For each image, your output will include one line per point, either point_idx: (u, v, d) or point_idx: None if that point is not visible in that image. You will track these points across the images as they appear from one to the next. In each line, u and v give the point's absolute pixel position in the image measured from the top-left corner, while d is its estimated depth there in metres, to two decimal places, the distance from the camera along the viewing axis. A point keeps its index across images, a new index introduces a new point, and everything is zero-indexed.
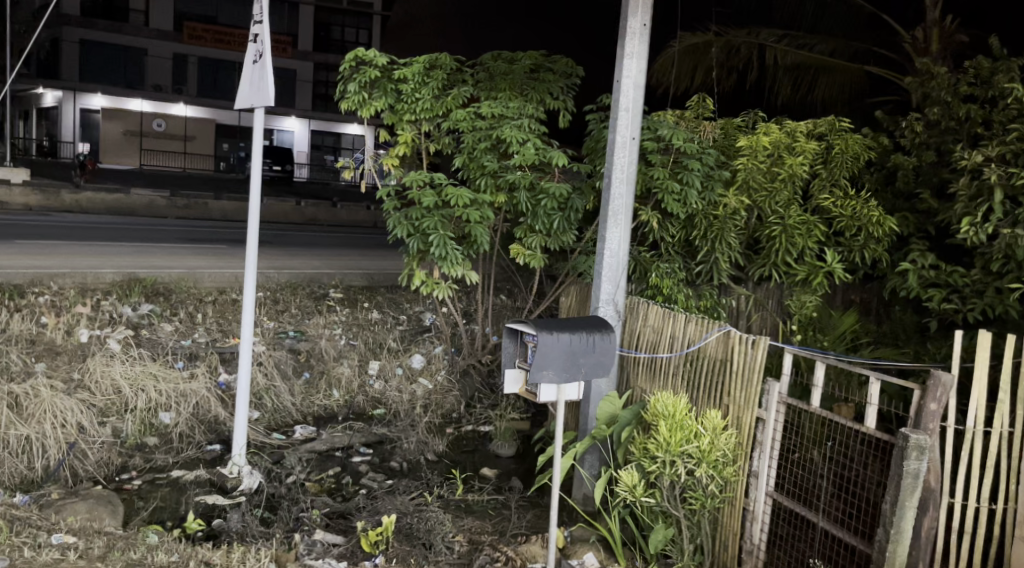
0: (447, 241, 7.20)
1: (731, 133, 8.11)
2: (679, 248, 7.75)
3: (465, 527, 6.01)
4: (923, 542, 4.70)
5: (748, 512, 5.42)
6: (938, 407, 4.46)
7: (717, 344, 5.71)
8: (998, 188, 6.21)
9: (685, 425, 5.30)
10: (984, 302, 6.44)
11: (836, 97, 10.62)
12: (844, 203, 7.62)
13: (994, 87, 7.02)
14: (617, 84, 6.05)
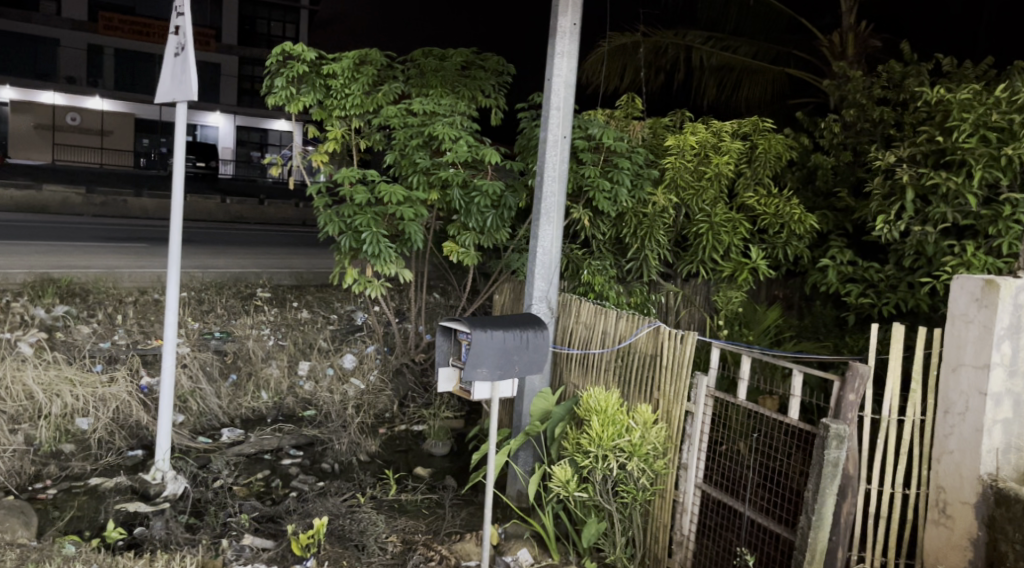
0: (380, 239, 7.13)
1: (660, 132, 8.26)
2: (611, 247, 7.89)
3: (398, 528, 5.96)
4: (842, 528, 4.89)
5: (677, 504, 5.56)
6: (856, 397, 4.66)
7: (647, 339, 5.83)
8: (910, 188, 6.48)
9: (616, 420, 5.39)
10: (898, 296, 6.70)
11: (758, 98, 11.00)
12: (768, 201, 7.87)
13: (906, 90, 7.36)
14: (548, 83, 6.12)
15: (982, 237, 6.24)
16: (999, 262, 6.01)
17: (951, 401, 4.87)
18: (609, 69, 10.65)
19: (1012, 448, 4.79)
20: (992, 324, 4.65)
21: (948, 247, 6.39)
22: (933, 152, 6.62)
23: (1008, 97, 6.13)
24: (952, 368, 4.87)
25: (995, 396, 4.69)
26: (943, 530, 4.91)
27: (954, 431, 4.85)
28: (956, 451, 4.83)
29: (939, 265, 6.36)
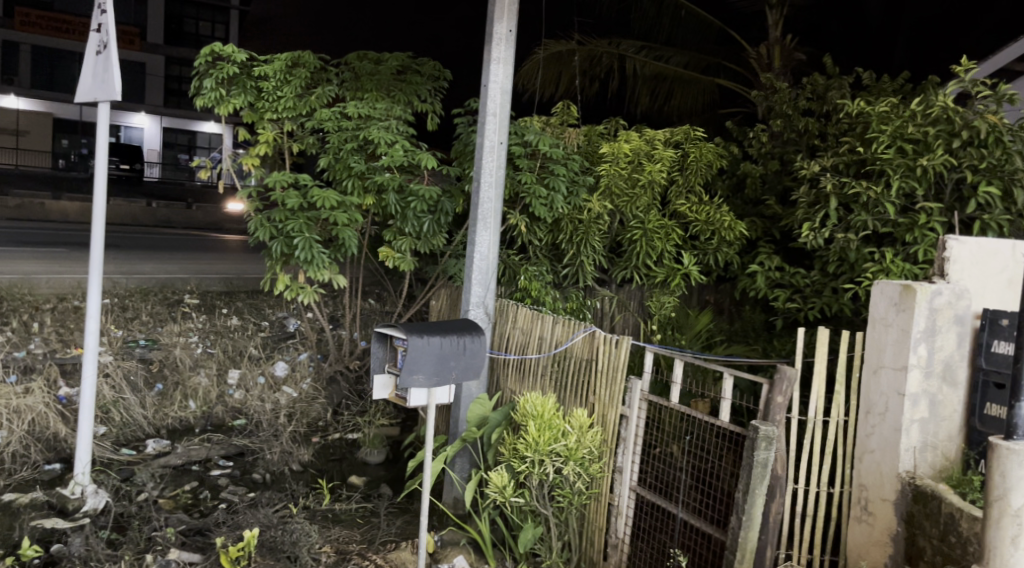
0: (313, 244, 6.96)
1: (595, 139, 8.35)
2: (547, 252, 7.92)
3: (332, 538, 5.87)
4: (771, 527, 5.02)
5: (612, 507, 5.64)
6: (783, 399, 4.81)
7: (583, 344, 5.88)
8: (833, 196, 6.73)
9: (553, 425, 5.41)
10: (823, 301, 6.90)
11: (689, 108, 11.25)
12: (699, 208, 8.04)
13: (829, 102, 7.70)
14: (484, 89, 6.14)
15: (900, 244, 6.49)
16: (915, 269, 6.20)
17: (873, 402, 5.06)
18: (544, 77, 10.73)
19: (929, 447, 4.99)
20: (910, 327, 4.86)
21: (869, 253, 6.57)
22: (854, 163, 6.89)
23: (923, 110, 6.43)
24: (873, 370, 5.08)
25: (913, 397, 4.89)
26: (865, 526, 5.08)
27: (876, 431, 5.04)
28: (878, 450, 5.02)
29: (861, 270, 6.58)
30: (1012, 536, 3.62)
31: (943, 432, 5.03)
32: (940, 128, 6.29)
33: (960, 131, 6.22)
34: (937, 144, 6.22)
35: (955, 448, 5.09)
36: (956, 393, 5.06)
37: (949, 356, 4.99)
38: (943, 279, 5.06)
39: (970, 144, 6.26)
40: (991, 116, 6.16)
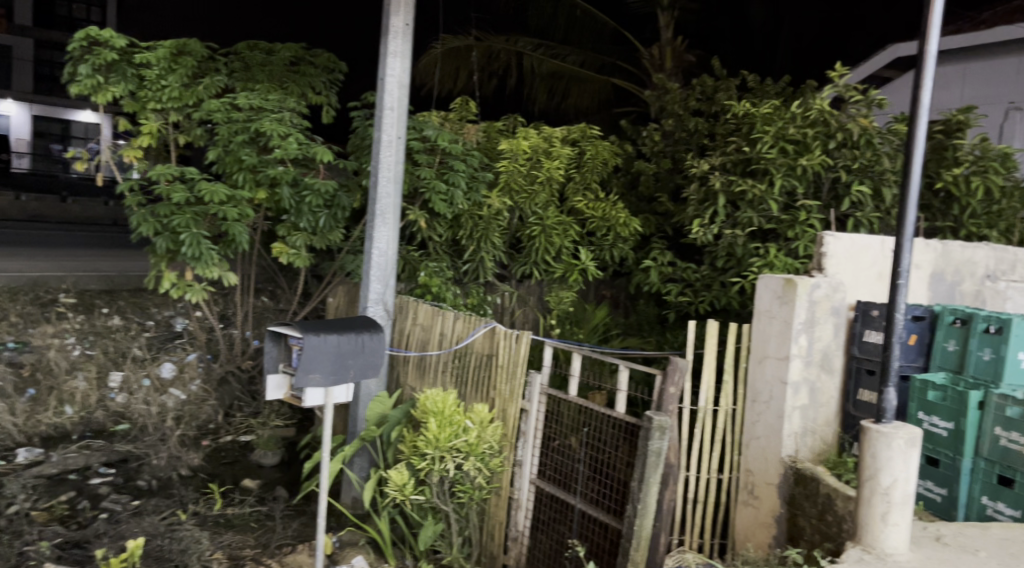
0: (201, 240, 6.68)
1: (493, 136, 8.38)
2: (446, 247, 7.87)
3: (224, 543, 5.67)
4: (664, 513, 5.19)
5: (513, 500, 5.78)
6: (676, 389, 5.00)
7: (483, 340, 5.94)
8: (721, 193, 7.00)
9: (453, 421, 5.38)
10: (713, 295, 7.16)
11: (584, 105, 11.45)
12: (595, 205, 8.18)
13: (717, 103, 8.16)
14: (382, 82, 6.11)
15: (783, 240, 6.79)
16: (796, 263, 6.45)
17: (758, 390, 5.31)
18: (442, 71, 10.73)
19: (809, 432, 5.28)
20: (792, 318, 5.12)
21: (755, 248, 6.83)
22: (741, 162, 7.19)
23: (802, 113, 6.79)
24: (759, 360, 5.32)
25: (795, 385, 5.16)
26: (751, 509, 5.34)
27: (760, 418, 5.30)
28: (763, 436, 5.28)
29: (747, 265, 6.84)
30: (882, 512, 4.09)
31: (821, 418, 5.33)
32: (818, 129, 6.69)
33: (835, 132, 6.64)
34: (816, 145, 6.60)
35: (832, 433, 5.40)
36: (834, 380, 5.37)
37: (826, 346, 5.30)
38: (821, 273, 5.36)
39: (843, 145, 6.70)
40: (863, 120, 6.62)
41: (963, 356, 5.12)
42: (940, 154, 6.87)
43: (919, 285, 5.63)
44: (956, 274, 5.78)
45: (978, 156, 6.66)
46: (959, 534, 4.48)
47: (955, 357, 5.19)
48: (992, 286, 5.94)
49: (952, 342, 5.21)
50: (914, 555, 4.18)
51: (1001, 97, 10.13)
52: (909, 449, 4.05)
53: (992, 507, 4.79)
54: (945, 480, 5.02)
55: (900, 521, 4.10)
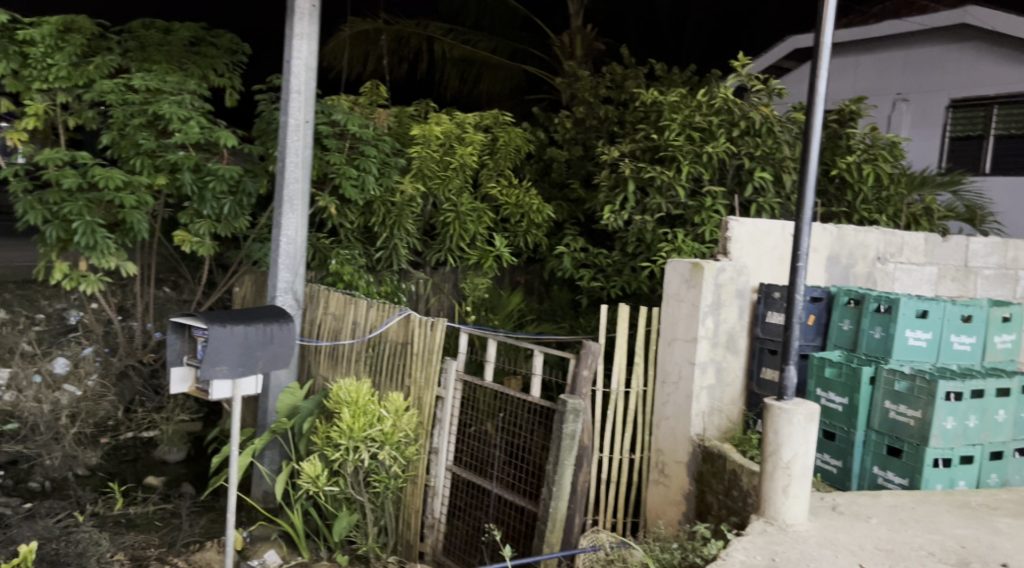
0: (96, 229, 6.35)
1: (405, 120, 8.27)
2: (358, 234, 7.72)
3: (126, 544, 5.45)
4: (579, 495, 5.27)
5: (429, 488, 5.77)
6: (589, 372, 5.12)
7: (398, 328, 5.89)
8: (631, 180, 7.12)
9: (367, 410, 5.32)
10: (623, 280, 7.29)
11: (496, 92, 11.42)
12: (508, 191, 8.18)
13: (626, 91, 8.29)
14: (287, 64, 5.97)
15: (690, 225, 6.97)
16: (702, 248, 6.63)
17: (668, 371, 5.46)
18: (350, 55, 10.53)
19: (716, 411, 5.45)
20: (698, 301, 5.28)
21: (663, 234, 6.98)
22: (649, 149, 7.34)
23: (707, 101, 6.99)
24: (667, 342, 5.46)
25: (702, 365, 5.32)
26: (662, 488, 5.49)
27: (670, 399, 5.45)
28: (672, 417, 5.43)
29: (656, 250, 6.99)
30: (783, 485, 4.26)
31: (727, 396, 5.52)
32: (722, 118, 6.91)
33: (738, 120, 6.85)
34: (721, 133, 6.80)
35: (737, 410, 5.59)
36: (738, 360, 5.56)
37: (731, 327, 5.48)
38: (726, 257, 5.53)
39: (747, 133, 6.90)
40: (764, 109, 6.87)
41: (857, 335, 5.39)
42: (834, 143, 7.17)
43: (817, 268, 5.87)
44: (850, 257, 6.05)
45: (869, 145, 7.08)
46: (853, 503, 4.72)
47: (849, 336, 5.46)
48: (882, 268, 6.22)
49: (847, 321, 5.48)
50: (813, 524, 4.39)
51: (889, 88, 11.03)
52: (808, 424, 4.23)
53: (882, 476, 5.10)
54: (840, 453, 5.28)
55: (799, 493, 4.28)
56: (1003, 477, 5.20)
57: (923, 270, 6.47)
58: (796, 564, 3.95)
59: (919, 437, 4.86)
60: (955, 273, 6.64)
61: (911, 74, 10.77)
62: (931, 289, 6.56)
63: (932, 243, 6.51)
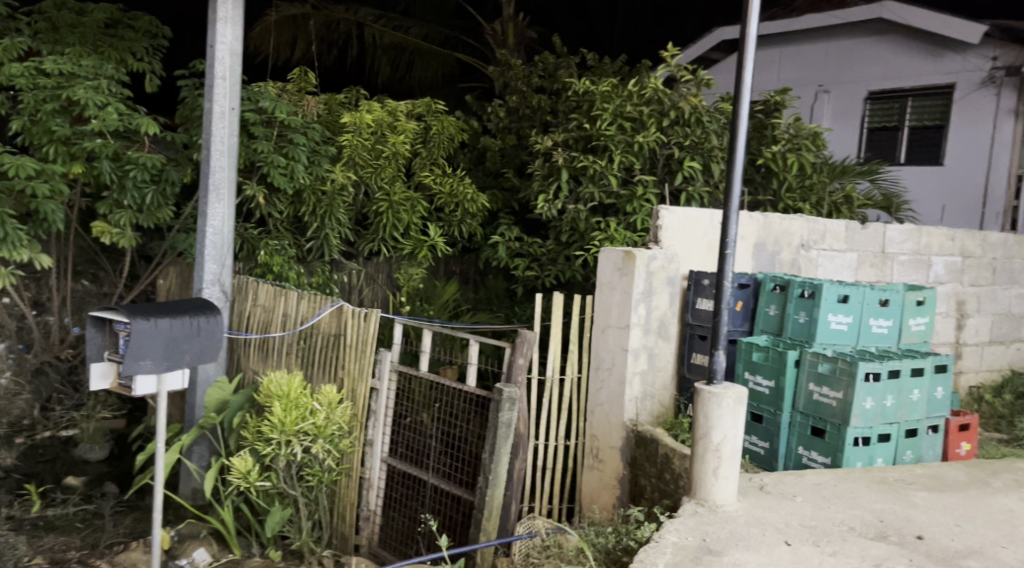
0: (7, 219, 5.96)
1: (335, 107, 8.12)
2: (288, 224, 7.56)
3: (45, 547, 5.26)
4: (515, 483, 5.29)
5: (364, 480, 5.72)
6: (525, 361, 5.14)
7: (330, 319, 5.80)
8: (565, 169, 7.16)
9: (300, 403, 5.21)
10: (558, 268, 7.34)
11: (429, 79, 11.31)
12: (442, 180, 8.12)
13: (559, 80, 8.33)
14: (211, 50, 5.80)
15: (622, 214, 7.02)
16: (634, 236, 6.67)
17: (602, 358, 5.54)
18: (277, 40, 10.27)
19: (648, 396, 5.55)
20: (630, 289, 5.35)
21: (596, 223, 7.04)
22: (581, 138, 7.38)
23: (637, 91, 7.07)
24: (601, 329, 5.53)
25: (635, 351, 5.41)
26: (596, 473, 5.57)
27: (604, 385, 5.53)
28: (606, 403, 5.51)
29: (589, 239, 7.04)
30: (713, 467, 4.36)
31: (659, 381, 5.62)
32: (652, 108, 7.00)
33: (668, 110, 6.96)
34: (651, 123, 6.89)
35: (669, 395, 5.70)
36: (669, 346, 5.66)
37: (663, 314, 5.58)
38: (657, 245, 5.62)
39: (676, 123, 7.02)
40: (693, 98, 6.98)
41: (783, 320, 5.55)
42: (761, 133, 7.37)
43: (744, 255, 6.02)
44: (776, 244, 6.22)
45: (794, 135, 7.28)
46: (779, 482, 4.87)
47: (775, 321, 5.63)
48: (806, 254, 6.42)
49: (773, 307, 5.66)
50: (741, 504, 4.51)
51: (811, 80, 11.42)
52: (737, 407, 4.31)
53: (807, 455, 5.28)
54: (767, 434, 5.43)
55: (729, 474, 4.39)
56: (917, 453, 5.43)
57: (844, 256, 6.66)
58: (726, 543, 4.05)
59: (840, 417, 5.03)
60: (874, 259, 6.84)
61: (833, 67, 11.18)
62: (851, 274, 6.74)
63: (853, 230, 6.69)
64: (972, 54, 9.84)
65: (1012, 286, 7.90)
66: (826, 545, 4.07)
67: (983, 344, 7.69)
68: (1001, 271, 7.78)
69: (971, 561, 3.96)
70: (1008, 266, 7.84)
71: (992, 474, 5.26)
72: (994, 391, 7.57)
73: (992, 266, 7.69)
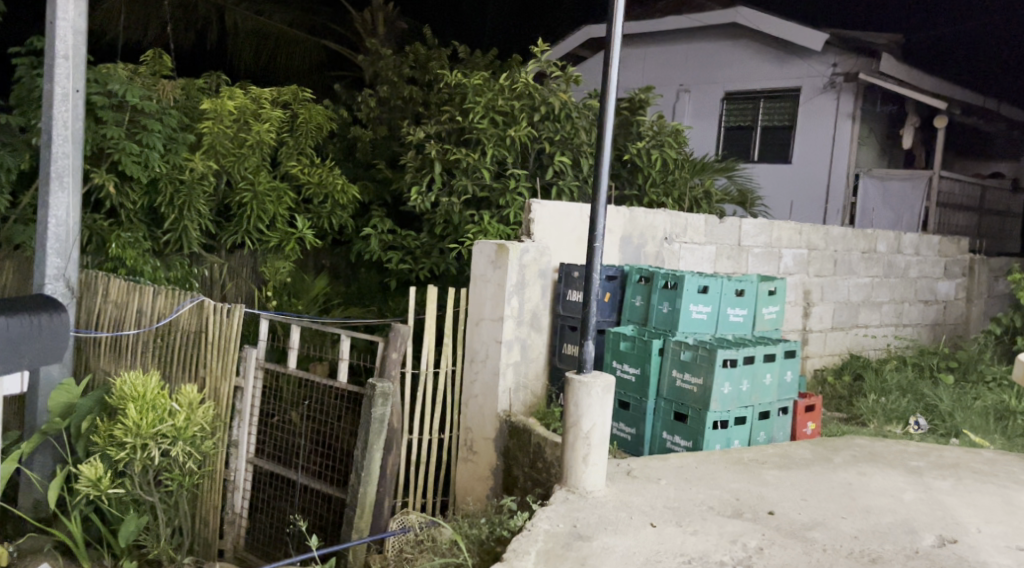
0: None
1: (194, 93, 7.72)
2: (142, 216, 7.13)
3: None
4: (389, 478, 5.21)
5: (228, 483, 5.50)
6: (398, 355, 5.06)
7: (190, 316, 5.51)
8: (438, 162, 7.12)
9: (157, 404, 4.91)
10: (432, 262, 7.27)
11: (295, 68, 10.98)
12: (310, 171, 7.87)
13: (430, 72, 8.27)
14: (50, 26, 5.36)
15: (495, 208, 7.02)
16: (508, 230, 6.69)
17: (476, 350, 5.56)
18: (128, 18, 9.71)
19: (521, 387, 5.61)
20: (504, 281, 5.40)
21: (470, 216, 7.00)
22: (454, 131, 7.36)
23: (509, 85, 7.14)
24: (475, 322, 5.55)
25: (508, 343, 5.45)
26: (470, 465, 5.60)
27: (478, 377, 5.56)
28: (480, 394, 5.54)
29: (463, 232, 7.01)
30: (583, 455, 4.46)
31: (531, 372, 5.69)
32: (524, 102, 7.07)
33: (539, 105, 7.05)
34: (522, 117, 6.97)
35: (540, 385, 5.78)
36: (541, 337, 5.73)
37: (535, 306, 5.65)
38: (529, 238, 5.69)
39: (547, 118, 7.11)
40: (562, 94, 7.12)
41: (648, 310, 5.76)
42: (626, 129, 7.64)
43: (611, 248, 6.20)
44: (641, 237, 6.44)
45: (658, 131, 7.59)
46: (645, 467, 5.05)
47: (641, 311, 5.83)
48: (669, 247, 6.68)
49: (639, 298, 5.86)
50: (609, 490, 4.64)
51: (673, 80, 11.93)
52: (606, 395, 4.40)
53: (670, 439, 5.50)
54: (634, 421, 5.64)
55: (598, 461, 4.50)
56: (769, 433, 5.77)
57: (703, 249, 6.98)
58: (595, 528, 4.15)
59: (701, 403, 5.28)
60: (730, 251, 7.21)
61: (693, 68, 11.73)
62: (710, 266, 7.08)
63: (711, 224, 7.03)
64: (816, 60, 10.59)
65: (851, 276, 8.53)
66: (688, 525, 4.25)
67: (825, 331, 8.28)
68: (842, 262, 8.38)
69: (815, 531, 4.24)
70: (848, 257, 8.45)
71: (833, 450, 5.67)
72: (835, 374, 8.18)
73: (834, 257, 8.27)
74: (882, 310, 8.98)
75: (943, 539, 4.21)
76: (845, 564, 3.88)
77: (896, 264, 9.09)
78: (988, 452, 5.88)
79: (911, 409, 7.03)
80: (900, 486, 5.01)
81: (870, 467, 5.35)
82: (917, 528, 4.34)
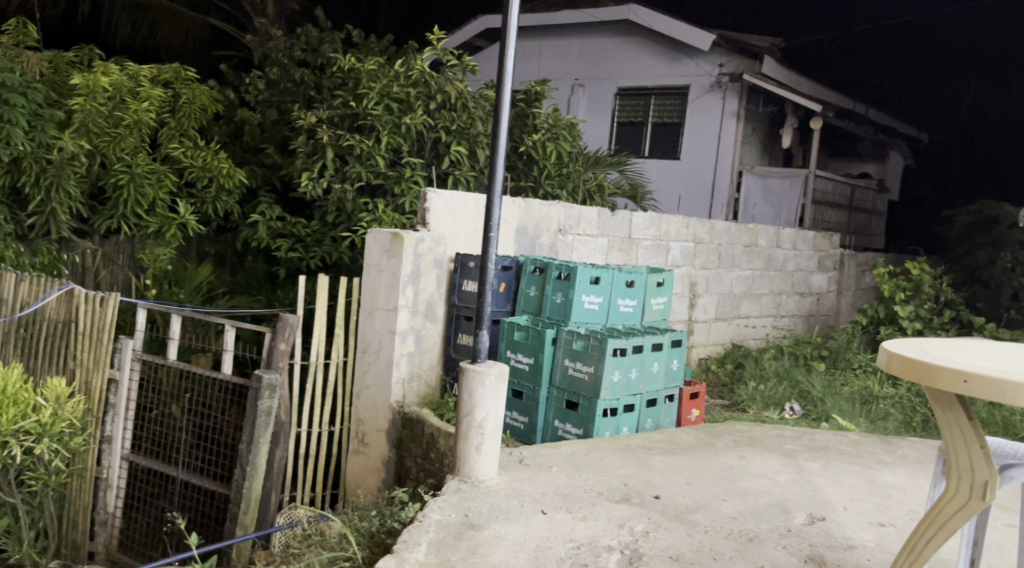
0: None
1: (62, 67, 7.24)
2: (3, 196, 6.65)
3: None
4: (277, 472, 5.01)
5: (101, 481, 5.18)
6: (286, 346, 4.90)
7: (59, 304, 5.17)
8: (330, 147, 6.91)
9: (19, 399, 4.53)
10: (323, 250, 7.07)
11: (177, 46, 10.46)
12: (193, 154, 7.52)
13: (322, 55, 8.01)
14: None
15: (389, 196, 6.91)
16: (402, 219, 6.62)
17: (368, 341, 5.49)
18: None
19: (415, 377, 5.54)
20: (398, 271, 5.33)
21: (364, 204, 6.86)
22: (346, 116, 7.17)
23: (404, 72, 7.06)
24: (368, 312, 5.50)
25: (402, 333, 5.39)
26: (361, 457, 5.53)
27: (371, 368, 5.49)
28: (373, 385, 5.47)
29: (357, 220, 6.86)
30: (476, 444, 4.45)
31: (425, 362, 5.63)
32: (419, 90, 6.98)
33: (434, 93, 6.96)
34: (417, 105, 6.89)
35: (434, 375, 5.72)
36: (436, 327, 5.68)
37: (430, 296, 5.59)
38: (424, 228, 5.61)
39: (443, 107, 7.05)
40: (459, 83, 7.04)
41: (541, 300, 5.84)
42: (522, 121, 7.65)
43: (506, 239, 6.23)
44: (536, 228, 6.50)
45: (552, 125, 7.71)
46: (537, 455, 5.10)
47: (535, 301, 5.90)
48: (563, 239, 6.76)
49: (533, 288, 5.92)
50: (501, 479, 4.65)
51: (567, 74, 12.10)
52: (499, 384, 4.39)
53: (562, 428, 5.58)
54: (527, 409, 5.71)
55: (490, 450, 4.51)
56: (656, 420, 5.94)
57: (596, 241, 7.11)
58: (487, 516, 4.16)
59: (592, 391, 5.38)
60: (621, 243, 7.37)
61: (586, 63, 11.93)
62: (602, 258, 7.21)
63: (603, 216, 7.17)
64: (703, 60, 10.98)
65: (734, 269, 8.89)
66: (577, 511, 4.32)
67: (710, 321, 8.60)
68: (726, 256, 8.72)
69: (697, 514, 4.40)
70: (731, 250, 8.80)
71: (716, 436, 5.90)
72: (718, 362, 8.49)
73: (718, 251, 8.59)
74: (761, 302, 9.41)
75: (813, 518, 4.45)
76: (724, 544, 4.04)
77: (774, 258, 9.55)
78: (855, 435, 6.27)
79: (787, 395, 7.40)
80: (776, 468, 5.26)
81: (749, 451, 5.60)
82: (790, 508, 4.57)
